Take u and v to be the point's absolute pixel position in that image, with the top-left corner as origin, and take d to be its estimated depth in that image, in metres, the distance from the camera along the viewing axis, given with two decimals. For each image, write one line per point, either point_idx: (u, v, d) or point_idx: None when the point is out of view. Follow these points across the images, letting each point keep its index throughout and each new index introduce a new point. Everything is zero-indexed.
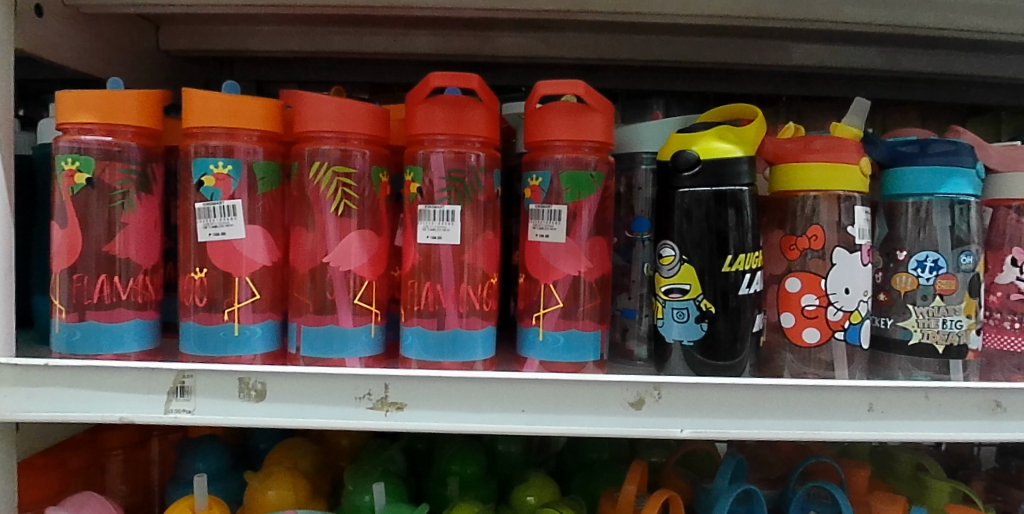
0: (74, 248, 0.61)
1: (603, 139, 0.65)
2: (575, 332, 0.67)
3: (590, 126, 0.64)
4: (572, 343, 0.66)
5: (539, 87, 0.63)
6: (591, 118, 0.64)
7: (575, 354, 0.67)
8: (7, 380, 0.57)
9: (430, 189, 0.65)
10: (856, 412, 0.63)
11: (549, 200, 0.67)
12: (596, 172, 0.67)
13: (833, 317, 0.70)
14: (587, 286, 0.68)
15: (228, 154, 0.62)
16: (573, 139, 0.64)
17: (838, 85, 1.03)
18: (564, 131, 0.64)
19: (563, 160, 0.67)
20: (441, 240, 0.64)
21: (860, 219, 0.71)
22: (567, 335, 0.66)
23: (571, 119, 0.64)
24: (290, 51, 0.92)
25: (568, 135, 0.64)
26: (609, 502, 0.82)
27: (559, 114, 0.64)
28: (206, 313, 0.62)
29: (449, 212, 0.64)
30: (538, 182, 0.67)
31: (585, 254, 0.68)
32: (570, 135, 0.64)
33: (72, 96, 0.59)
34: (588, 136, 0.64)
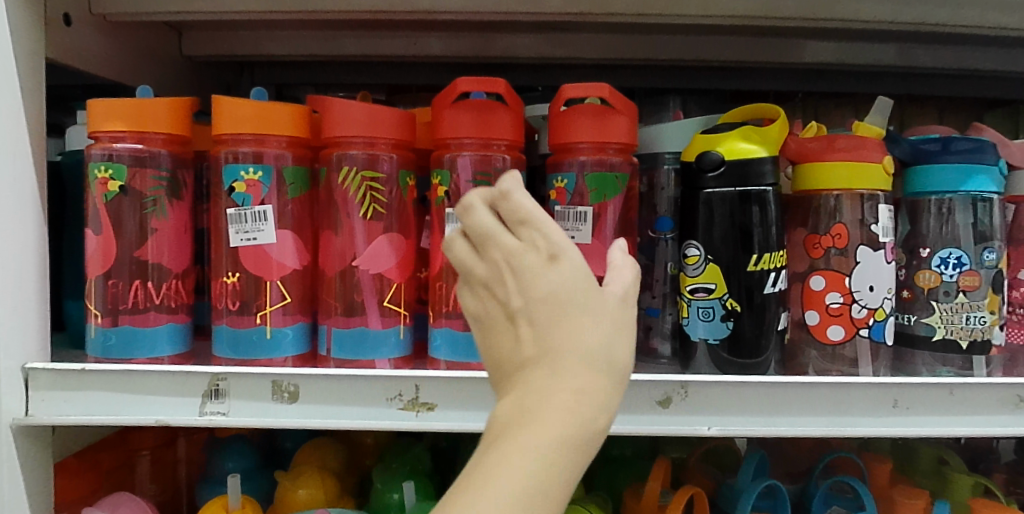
0: (107, 254, 0.62)
1: (628, 141, 0.66)
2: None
3: (616, 130, 0.65)
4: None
5: (565, 90, 0.64)
6: (616, 120, 0.65)
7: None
8: (45, 384, 0.59)
9: (457, 192, 0.65)
10: (881, 408, 0.64)
11: (574, 201, 0.67)
12: (619, 173, 0.68)
13: (858, 314, 0.70)
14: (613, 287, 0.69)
15: (258, 160, 0.62)
16: (598, 141, 0.65)
17: (854, 82, 1.03)
18: (588, 133, 0.64)
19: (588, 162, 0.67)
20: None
21: (884, 217, 0.71)
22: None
23: (596, 122, 0.64)
24: (310, 55, 0.92)
25: (593, 138, 0.64)
26: (633, 498, 0.83)
27: (584, 116, 0.64)
28: (237, 316, 0.63)
29: None
30: (563, 183, 0.67)
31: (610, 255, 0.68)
32: (595, 137, 0.64)
33: (103, 104, 0.60)
34: (613, 138, 0.65)
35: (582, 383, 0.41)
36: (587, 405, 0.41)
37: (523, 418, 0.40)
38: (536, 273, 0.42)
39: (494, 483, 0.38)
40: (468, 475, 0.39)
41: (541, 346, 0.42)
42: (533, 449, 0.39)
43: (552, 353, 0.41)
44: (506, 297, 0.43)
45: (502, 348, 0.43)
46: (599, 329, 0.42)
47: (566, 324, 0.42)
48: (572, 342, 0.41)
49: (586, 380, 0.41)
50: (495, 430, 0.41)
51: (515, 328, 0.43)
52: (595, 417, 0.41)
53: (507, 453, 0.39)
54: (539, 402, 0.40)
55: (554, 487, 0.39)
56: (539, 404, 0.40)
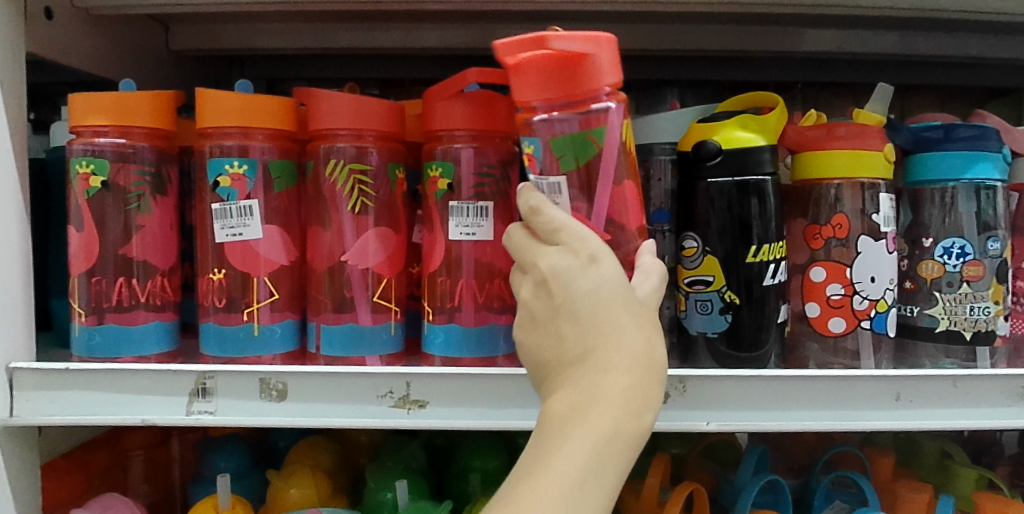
0: (91, 251, 0.60)
1: (611, 84, 0.51)
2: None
3: (595, 77, 0.50)
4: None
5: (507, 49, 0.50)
6: (592, 63, 0.50)
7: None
8: (29, 384, 0.57)
9: (460, 186, 0.64)
10: (883, 401, 0.62)
11: (547, 169, 0.54)
12: (591, 124, 0.53)
13: (859, 306, 0.69)
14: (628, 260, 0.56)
15: (243, 154, 0.61)
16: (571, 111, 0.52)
17: (854, 72, 1.01)
18: (555, 89, 0.50)
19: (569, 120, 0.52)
20: (473, 236, 0.64)
21: (885, 206, 0.70)
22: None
23: (562, 72, 0.50)
24: (301, 48, 0.91)
25: (563, 93, 0.50)
26: (631, 494, 0.82)
27: (537, 70, 0.50)
28: (225, 313, 0.61)
29: (483, 208, 0.64)
30: (530, 149, 0.54)
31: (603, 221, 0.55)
32: (563, 92, 0.50)
33: (83, 98, 0.58)
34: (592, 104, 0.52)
35: (626, 377, 0.47)
36: (632, 400, 0.47)
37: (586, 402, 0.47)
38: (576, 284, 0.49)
39: (553, 464, 0.45)
40: (533, 457, 0.47)
41: (586, 346, 0.49)
42: (588, 436, 0.46)
43: (597, 351, 0.48)
44: (551, 301, 0.50)
45: (559, 347, 0.50)
46: (637, 330, 0.49)
47: (608, 324, 0.48)
48: (622, 342, 0.48)
49: (635, 373, 0.48)
50: (551, 420, 0.48)
51: (558, 329, 0.50)
52: (639, 412, 0.47)
53: (564, 441, 0.46)
54: (590, 396, 0.47)
55: (608, 465, 0.46)
56: (590, 396, 0.47)
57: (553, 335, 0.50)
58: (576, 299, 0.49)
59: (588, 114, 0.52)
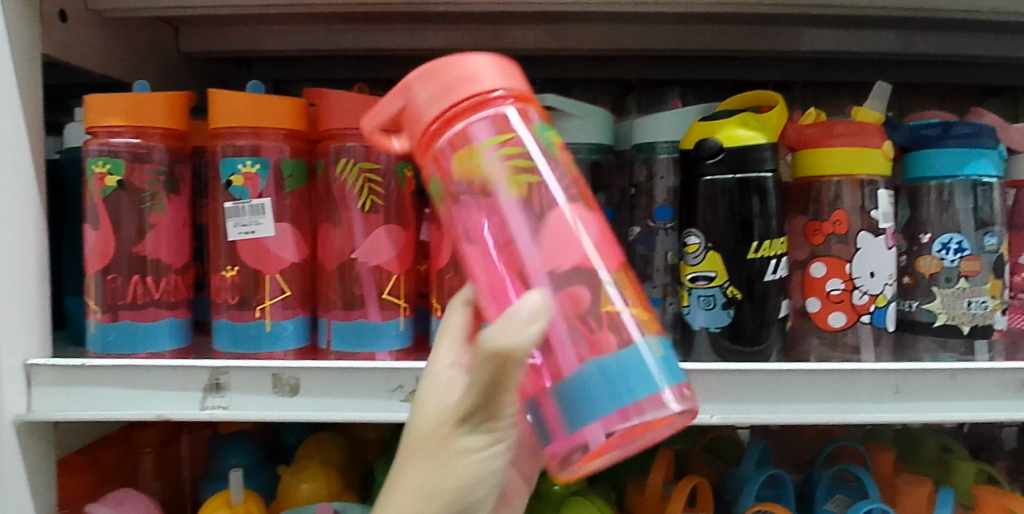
0: (106, 250, 0.61)
1: (502, 97, 0.46)
2: (580, 373, 0.44)
3: (477, 82, 0.45)
4: (651, 370, 0.44)
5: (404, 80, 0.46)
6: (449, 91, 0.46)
7: (668, 380, 0.44)
8: (46, 380, 0.58)
9: None
10: (883, 394, 0.64)
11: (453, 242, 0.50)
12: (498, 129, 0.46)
13: (859, 301, 0.70)
14: (571, 297, 0.45)
15: (256, 153, 0.62)
16: (468, 115, 0.46)
17: (852, 71, 1.02)
18: (445, 102, 0.45)
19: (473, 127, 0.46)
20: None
21: (884, 202, 0.71)
22: (584, 379, 0.44)
23: (448, 85, 0.45)
24: (308, 49, 0.92)
25: (450, 107, 0.45)
26: (635, 490, 0.83)
27: (421, 93, 0.46)
28: (237, 310, 0.63)
29: None
30: None
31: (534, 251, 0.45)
32: (448, 103, 0.45)
33: (99, 99, 0.59)
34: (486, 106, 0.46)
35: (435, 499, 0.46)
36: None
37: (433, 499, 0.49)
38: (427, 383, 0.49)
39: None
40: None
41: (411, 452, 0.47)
42: None
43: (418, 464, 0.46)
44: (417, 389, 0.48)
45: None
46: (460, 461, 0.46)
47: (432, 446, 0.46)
48: (438, 463, 0.46)
49: (447, 496, 0.46)
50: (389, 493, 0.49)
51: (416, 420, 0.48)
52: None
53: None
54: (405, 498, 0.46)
55: None
56: (409, 494, 0.46)
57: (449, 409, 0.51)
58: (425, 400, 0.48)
59: (488, 117, 0.46)
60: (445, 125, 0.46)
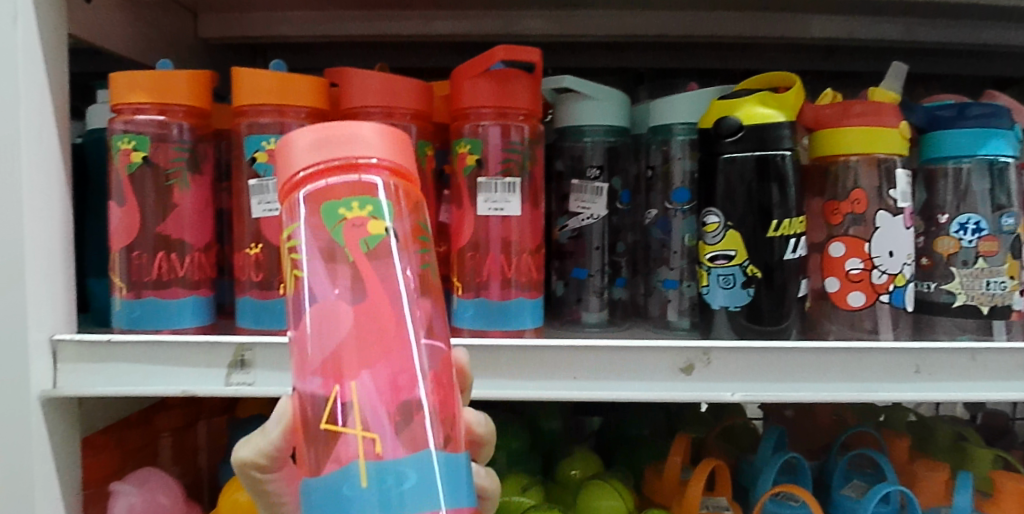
0: (131, 227, 0.62)
1: (377, 161, 0.43)
2: (326, 480, 0.40)
3: (360, 146, 0.43)
4: (407, 492, 0.40)
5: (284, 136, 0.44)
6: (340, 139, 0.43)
7: (407, 506, 0.39)
8: (72, 356, 0.58)
9: (488, 162, 0.66)
10: (903, 374, 0.63)
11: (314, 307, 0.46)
12: (358, 195, 0.43)
13: (878, 280, 0.70)
14: (387, 388, 0.41)
15: (281, 131, 0.62)
16: (335, 174, 0.43)
17: (863, 59, 1.03)
18: (319, 155, 0.43)
19: (335, 189, 0.43)
20: (502, 211, 0.66)
21: (902, 182, 0.72)
22: (354, 490, 0.40)
23: (331, 140, 0.43)
24: (322, 37, 0.92)
25: (328, 159, 0.43)
26: (653, 474, 0.83)
27: (305, 140, 0.43)
28: (261, 289, 0.63)
29: (511, 184, 0.66)
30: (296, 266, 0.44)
31: (343, 344, 0.41)
32: (323, 158, 0.43)
33: (125, 76, 0.59)
34: (359, 172, 0.43)
35: None
36: None
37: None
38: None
39: None
40: None
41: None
42: None
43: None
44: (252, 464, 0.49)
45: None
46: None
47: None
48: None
49: None
50: None
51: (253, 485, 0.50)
52: None
53: None
54: None
55: None
56: None
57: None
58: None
59: (351, 180, 0.43)
60: (313, 178, 0.43)
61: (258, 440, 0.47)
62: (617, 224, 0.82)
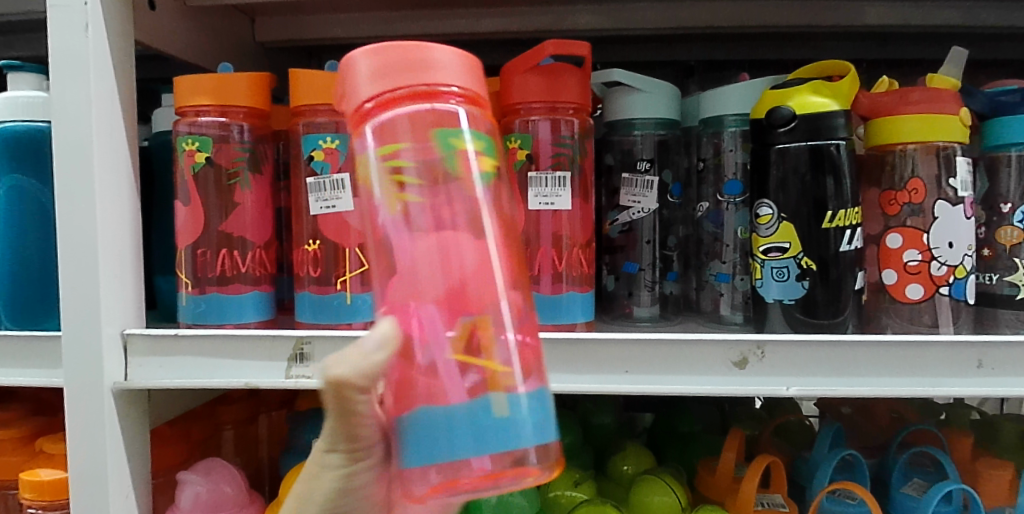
0: (196, 224, 0.64)
1: (453, 85, 0.45)
2: (435, 413, 0.42)
3: (437, 71, 0.44)
4: (507, 426, 0.42)
5: (349, 55, 0.44)
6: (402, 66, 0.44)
7: (506, 439, 0.42)
8: (142, 350, 0.61)
9: (538, 156, 0.66)
10: (965, 368, 0.61)
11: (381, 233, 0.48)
12: (436, 126, 0.45)
13: (937, 272, 0.68)
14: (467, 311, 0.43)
15: (336, 130, 0.64)
16: (408, 103, 0.44)
17: (920, 47, 1.00)
18: (390, 81, 0.44)
19: (406, 119, 0.45)
20: (553, 205, 0.66)
21: (962, 170, 0.70)
22: (455, 415, 0.42)
23: (403, 66, 0.44)
24: (373, 38, 0.94)
25: (400, 84, 0.44)
26: (705, 470, 0.83)
27: (372, 66, 0.44)
28: (320, 284, 0.64)
29: (561, 178, 0.66)
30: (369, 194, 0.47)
31: (422, 276, 0.44)
32: (394, 86, 0.44)
33: (188, 80, 0.61)
34: (433, 99, 0.45)
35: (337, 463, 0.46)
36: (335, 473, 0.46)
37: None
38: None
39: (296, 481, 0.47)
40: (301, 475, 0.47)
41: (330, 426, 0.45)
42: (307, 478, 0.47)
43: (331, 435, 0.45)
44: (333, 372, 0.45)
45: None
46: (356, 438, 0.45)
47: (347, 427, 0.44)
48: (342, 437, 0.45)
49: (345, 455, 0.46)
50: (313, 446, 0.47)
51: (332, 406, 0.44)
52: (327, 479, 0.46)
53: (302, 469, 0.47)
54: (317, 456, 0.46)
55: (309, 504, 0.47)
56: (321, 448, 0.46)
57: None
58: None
59: (423, 109, 0.45)
60: (384, 107, 0.44)
61: (343, 357, 0.42)
62: (668, 218, 0.82)
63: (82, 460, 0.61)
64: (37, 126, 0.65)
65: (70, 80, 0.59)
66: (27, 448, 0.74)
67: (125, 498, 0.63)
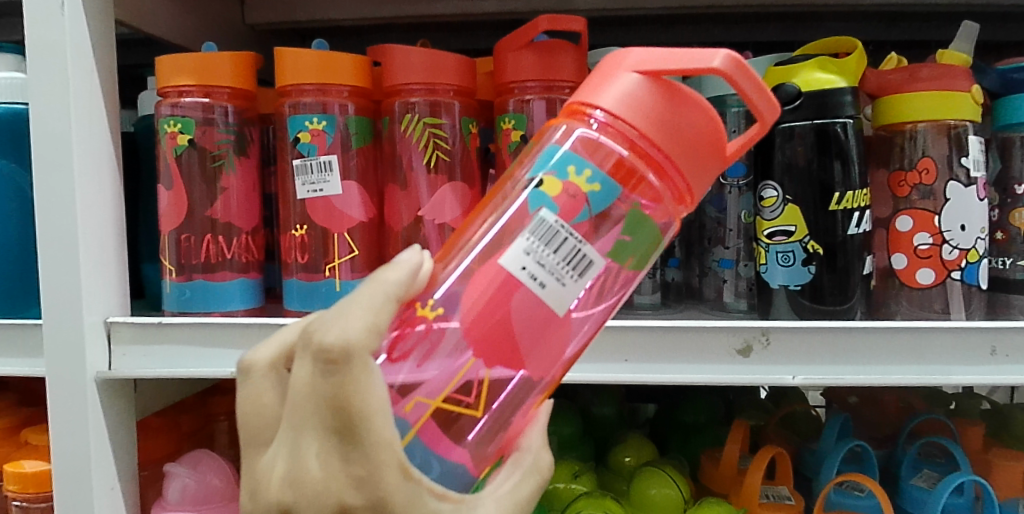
0: (179, 208, 0.62)
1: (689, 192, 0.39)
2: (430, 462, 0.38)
3: (695, 175, 0.39)
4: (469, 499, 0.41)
5: (722, 70, 0.36)
6: (689, 125, 0.38)
7: None
8: (125, 338, 0.59)
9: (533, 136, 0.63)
10: (978, 356, 0.58)
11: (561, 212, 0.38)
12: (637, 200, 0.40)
13: (949, 256, 0.66)
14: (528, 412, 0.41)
15: (323, 110, 0.62)
16: (656, 160, 0.38)
17: (931, 27, 0.97)
18: (655, 132, 0.38)
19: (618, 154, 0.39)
20: None
21: (975, 149, 0.67)
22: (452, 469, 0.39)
23: (692, 142, 0.38)
24: (367, 21, 0.92)
25: (670, 153, 0.38)
26: (709, 461, 0.81)
27: (663, 107, 0.38)
28: (308, 271, 0.62)
29: None
30: (581, 178, 0.39)
31: (553, 363, 0.40)
32: (672, 143, 0.38)
33: (171, 59, 0.60)
34: (657, 174, 0.39)
35: None
36: None
37: (260, 448, 0.38)
38: (395, 483, 0.34)
39: None
40: None
41: None
42: None
43: None
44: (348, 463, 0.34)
45: (295, 436, 0.35)
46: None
47: None
48: None
49: None
50: None
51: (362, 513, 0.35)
52: None
53: None
54: None
55: None
56: None
57: (321, 440, 0.35)
58: (415, 494, 0.35)
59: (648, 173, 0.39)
60: (609, 127, 0.38)
61: (545, 439, 0.43)
62: None
63: (64, 451, 0.59)
64: (17, 109, 0.64)
65: (48, 60, 0.57)
66: (13, 439, 0.73)
67: (110, 490, 0.61)
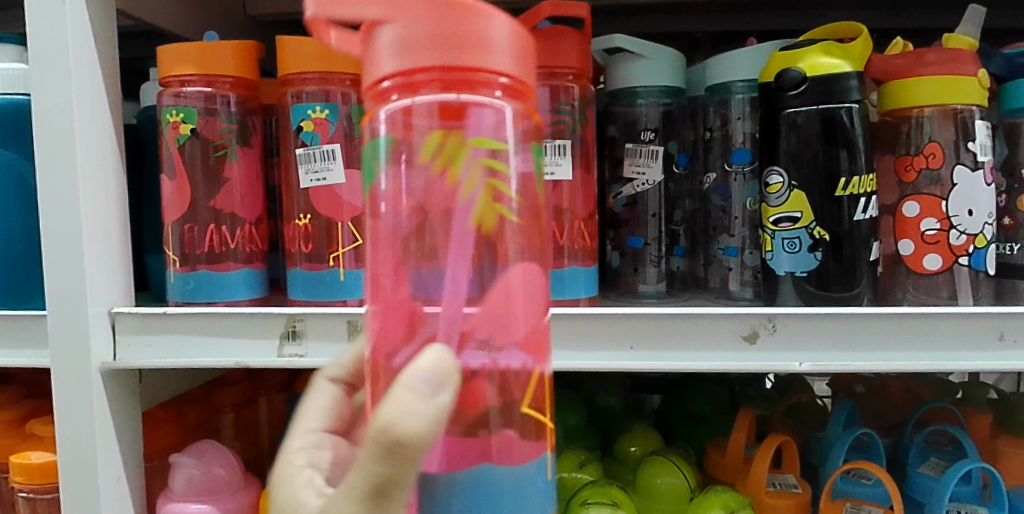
0: (183, 198, 0.62)
1: (506, 71, 0.36)
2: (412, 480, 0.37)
3: (491, 53, 0.35)
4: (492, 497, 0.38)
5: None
6: (455, 27, 0.35)
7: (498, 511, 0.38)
8: (129, 328, 0.59)
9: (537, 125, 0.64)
10: (986, 340, 0.58)
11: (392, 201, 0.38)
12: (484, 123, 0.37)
13: (957, 241, 0.65)
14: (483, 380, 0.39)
15: (326, 99, 0.62)
16: (450, 83, 0.36)
17: (935, 14, 0.97)
18: (427, 58, 0.35)
19: (430, 107, 0.36)
20: (553, 175, 0.64)
21: (981, 134, 0.67)
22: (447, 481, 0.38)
23: (460, 34, 0.35)
24: None
25: (450, 68, 0.36)
26: (715, 450, 0.80)
27: (405, 35, 0.35)
28: (312, 261, 0.62)
29: (562, 147, 0.64)
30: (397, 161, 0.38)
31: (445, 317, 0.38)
32: (441, 58, 0.35)
33: (173, 48, 0.59)
34: (472, 89, 0.36)
35: None
36: None
37: None
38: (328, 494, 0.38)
39: None
40: None
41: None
42: None
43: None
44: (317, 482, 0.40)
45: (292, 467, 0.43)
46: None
47: None
48: None
49: None
50: None
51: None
52: None
53: None
54: None
55: None
56: None
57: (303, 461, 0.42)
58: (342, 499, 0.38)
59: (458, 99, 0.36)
60: (408, 87, 0.36)
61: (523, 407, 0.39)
62: (674, 192, 0.79)
63: (70, 443, 0.59)
64: (20, 100, 0.64)
65: (49, 48, 0.57)
66: (19, 430, 0.73)
67: (116, 481, 0.61)
